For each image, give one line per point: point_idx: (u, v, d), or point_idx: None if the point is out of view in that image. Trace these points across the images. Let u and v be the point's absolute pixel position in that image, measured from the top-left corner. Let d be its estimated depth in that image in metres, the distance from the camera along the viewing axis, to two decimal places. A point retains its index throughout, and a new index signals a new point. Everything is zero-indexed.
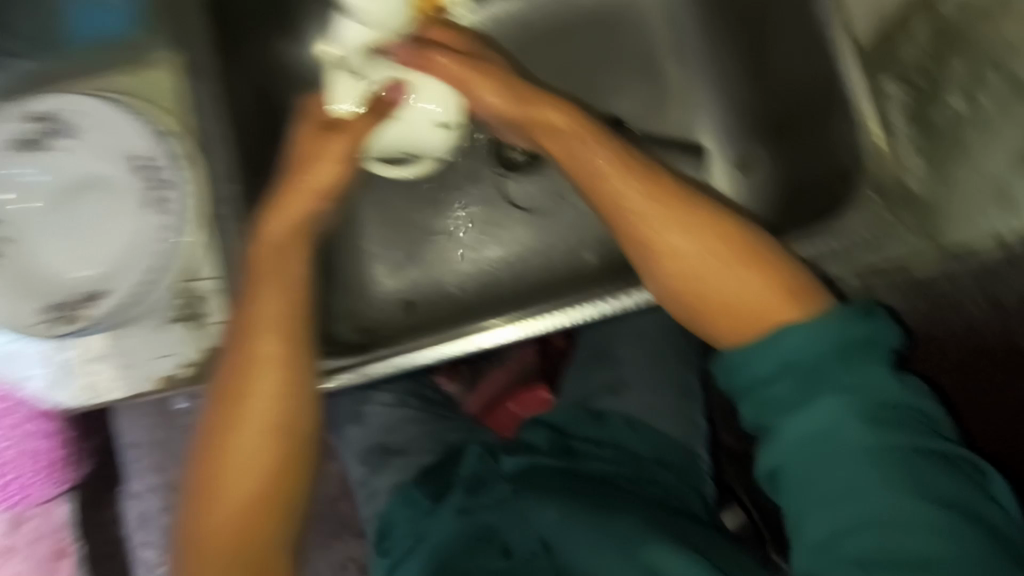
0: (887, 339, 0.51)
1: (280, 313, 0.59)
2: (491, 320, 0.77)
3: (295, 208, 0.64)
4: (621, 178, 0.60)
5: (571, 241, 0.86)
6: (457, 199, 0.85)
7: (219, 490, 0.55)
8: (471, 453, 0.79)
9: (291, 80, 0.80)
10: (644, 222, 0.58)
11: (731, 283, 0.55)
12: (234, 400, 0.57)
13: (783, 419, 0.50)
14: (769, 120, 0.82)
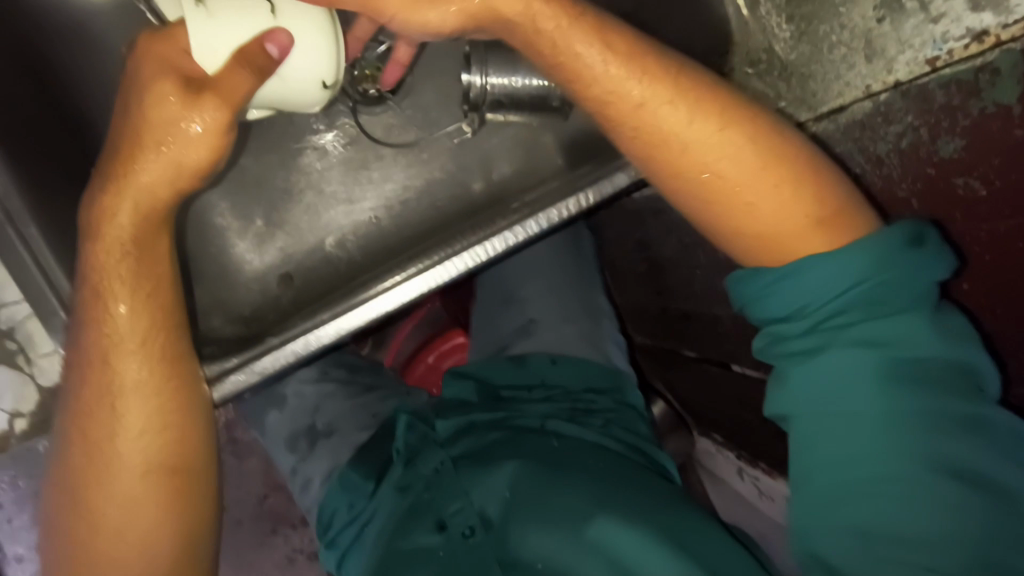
0: (932, 278, 0.43)
1: (137, 329, 0.48)
2: (392, 276, 0.61)
3: (116, 180, 0.46)
4: (587, 70, 0.48)
5: (454, 170, 0.74)
6: (311, 148, 0.71)
7: (92, 543, 0.47)
8: (403, 423, 0.68)
9: (40, 25, 0.60)
10: (662, 118, 0.47)
11: (758, 199, 0.46)
12: (90, 447, 0.47)
13: (796, 363, 0.44)
14: None
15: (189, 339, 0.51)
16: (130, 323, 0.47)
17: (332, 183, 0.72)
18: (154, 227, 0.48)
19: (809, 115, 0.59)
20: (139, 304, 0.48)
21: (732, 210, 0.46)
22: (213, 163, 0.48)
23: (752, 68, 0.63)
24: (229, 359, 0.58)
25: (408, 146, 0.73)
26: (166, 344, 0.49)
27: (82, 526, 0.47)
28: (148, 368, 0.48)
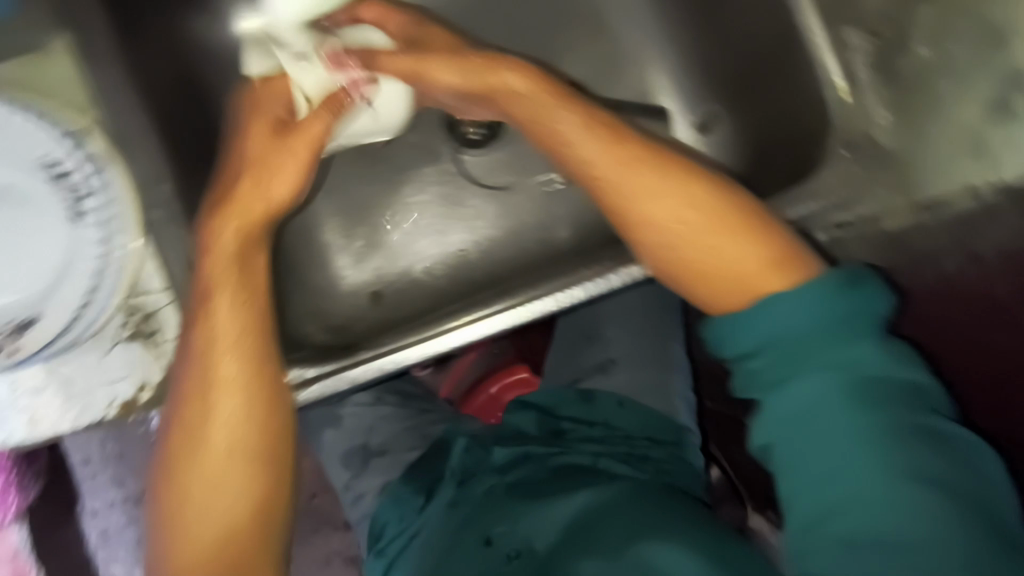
0: (878, 307, 0.41)
1: (227, 334, 0.48)
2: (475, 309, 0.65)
3: (248, 205, 0.51)
4: (589, 131, 0.51)
5: (542, 218, 0.78)
6: (414, 183, 0.78)
7: (180, 545, 0.46)
8: (460, 445, 0.75)
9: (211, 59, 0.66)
10: (598, 171, 0.50)
11: (701, 242, 0.46)
12: (188, 454, 0.47)
13: (767, 396, 0.41)
14: (728, 74, 0.72)
15: (280, 348, 0.51)
16: (230, 325, 0.48)
17: (428, 217, 0.78)
18: (255, 243, 0.52)
19: (905, 201, 0.57)
20: (228, 305, 0.49)
21: (674, 252, 0.47)
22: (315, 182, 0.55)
23: (848, 151, 0.59)
24: (312, 368, 0.62)
25: (499, 189, 0.78)
26: (259, 352, 0.49)
27: (179, 537, 0.46)
28: (244, 374, 0.48)
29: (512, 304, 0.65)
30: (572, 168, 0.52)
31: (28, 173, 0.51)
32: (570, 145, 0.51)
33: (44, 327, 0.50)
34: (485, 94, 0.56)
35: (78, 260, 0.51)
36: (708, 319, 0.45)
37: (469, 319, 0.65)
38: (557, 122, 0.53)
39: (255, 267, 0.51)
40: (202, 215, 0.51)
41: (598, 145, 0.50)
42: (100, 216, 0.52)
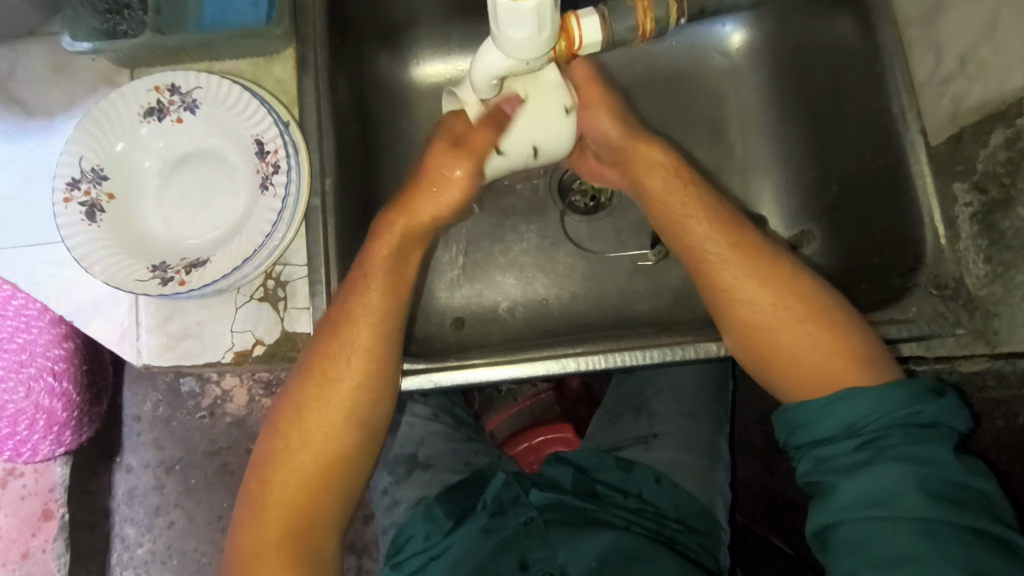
0: (954, 423, 0.50)
1: (374, 318, 0.58)
2: (567, 348, 0.65)
3: (415, 211, 0.62)
4: (711, 229, 0.63)
5: (627, 289, 0.84)
6: (521, 231, 0.85)
7: (283, 477, 0.56)
8: (498, 479, 0.78)
9: (388, 90, 0.77)
10: (716, 265, 0.61)
11: (792, 333, 0.58)
12: (309, 406, 0.57)
13: (842, 476, 0.49)
14: (826, 199, 0.78)
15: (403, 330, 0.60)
16: (377, 312, 0.58)
17: (524, 262, 0.85)
18: (408, 239, 0.61)
19: (985, 349, 0.60)
20: (382, 292, 0.59)
21: (767, 338, 0.58)
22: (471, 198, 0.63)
23: (938, 290, 0.62)
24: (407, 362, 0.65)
25: (592, 252, 0.85)
26: (389, 339, 0.59)
27: (280, 475, 0.56)
28: (374, 352, 0.58)
29: (603, 354, 0.64)
30: (689, 251, 0.63)
31: (237, 143, 0.59)
32: (692, 231, 0.63)
33: (204, 274, 0.56)
34: (626, 164, 0.68)
35: (251, 224, 0.58)
36: (794, 406, 0.55)
37: (574, 367, 0.63)
38: (681, 209, 0.64)
39: (406, 268, 0.61)
40: (377, 219, 0.62)
41: (712, 232, 0.62)
42: (279, 189, 0.58)
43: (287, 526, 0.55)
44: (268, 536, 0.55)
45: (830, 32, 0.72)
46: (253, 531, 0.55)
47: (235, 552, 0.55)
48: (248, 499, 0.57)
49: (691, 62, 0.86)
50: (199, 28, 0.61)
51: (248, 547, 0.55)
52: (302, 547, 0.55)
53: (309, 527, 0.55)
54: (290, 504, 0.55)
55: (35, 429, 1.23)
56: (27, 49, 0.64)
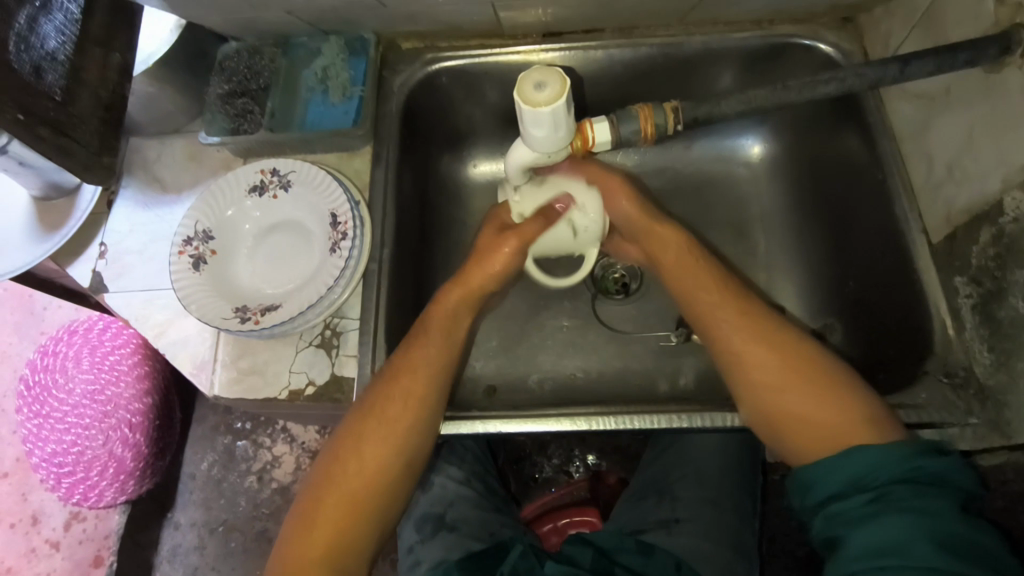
0: (960, 480, 0.52)
1: (428, 368, 0.66)
2: (578, 408, 0.75)
3: (484, 269, 0.73)
4: (721, 302, 0.66)
5: (650, 366, 0.89)
6: (554, 308, 0.93)
7: (328, 500, 0.61)
8: (515, 550, 0.80)
9: (447, 184, 0.92)
10: (723, 334, 0.65)
11: (801, 399, 0.60)
12: (367, 439, 0.63)
13: (852, 528, 0.52)
14: (845, 297, 0.82)
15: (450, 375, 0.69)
16: (430, 365, 0.66)
17: (555, 338, 0.92)
18: (467, 311, 0.72)
19: (1002, 441, 0.62)
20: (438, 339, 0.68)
21: (778, 391, 0.61)
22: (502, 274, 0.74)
23: (947, 378, 0.66)
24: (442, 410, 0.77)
25: (621, 332, 0.91)
26: (437, 392, 0.67)
27: (333, 496, 0.62)
28: (426, 392, 0.66)
29: (607, 411, 0.75)
30: (700, 320, 0.68)
31: (314, 216, 0.72)
32: (698, 293, 0.68)
33: (275, 315, 0.67)
34: (643, 239, 0.75)
35: (317, 280, 0.69)
36: (805, 468, 0.58)
37: (602, 426, 0.74)
38: (704, 286, 0.68)
39: (457, 331, 0.70)
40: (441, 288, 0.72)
41: (724, 302, 0.66)
42: (343, 252, 0.69)
43: (330, 546, 0.60)
44: (310, 552, 0.59)
45: (836, 148, 0.82)
46: (300, 547, 0.60)
47: (279, 561, 0.60)
48: (298, 518, 0.61)
49: (704, 170, 0.96)
50: (301, 128, 0.78)
51: (290, 558, 0.59)
52: (343, 565, 0.60)
53: (349, 549, 0.60)
54: (332, 528, 0.60)
55: (106, 476, 1.44)
56: (173, 143, 0.83)
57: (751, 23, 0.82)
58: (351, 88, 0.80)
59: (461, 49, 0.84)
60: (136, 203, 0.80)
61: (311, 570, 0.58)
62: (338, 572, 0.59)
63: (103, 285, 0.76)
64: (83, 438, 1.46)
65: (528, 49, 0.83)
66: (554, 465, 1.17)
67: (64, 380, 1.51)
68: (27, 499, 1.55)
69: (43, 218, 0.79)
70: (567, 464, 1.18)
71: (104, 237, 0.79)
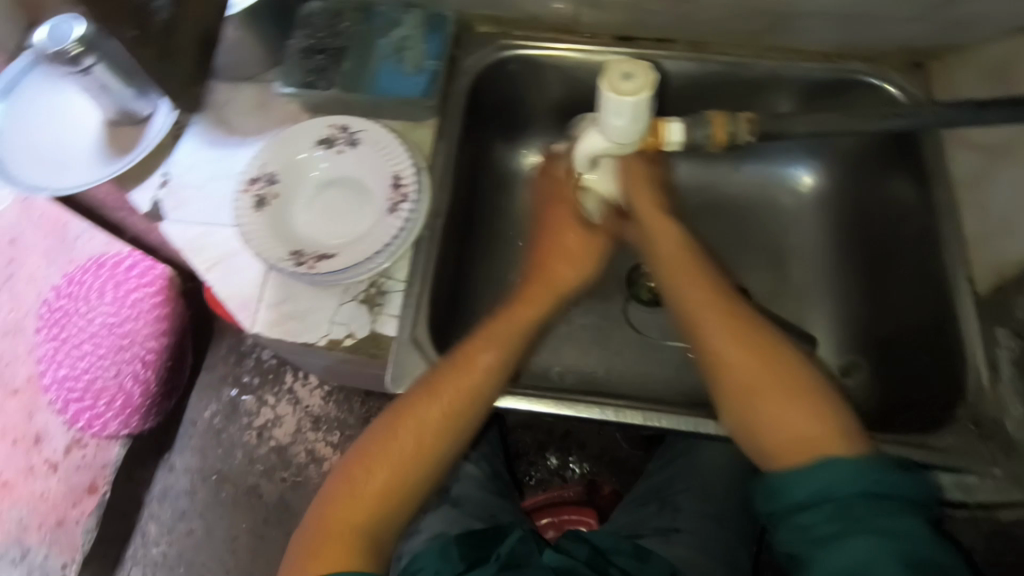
0: (918, 495, 0.52)
1: (499, 359, 0.67)
2: (605, 399, 0.77)
3: (564, 271, 0.76)
4: (701, 300, 0.65)
5: (670, 376, 0.90)
6: (584, 305, 0.95)
7: (375, 465, 0.62)
8: (514, 536, 0.82)
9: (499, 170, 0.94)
10: (702, 334, 0.63)
11: (783, 406, 0.58)
12: (424, 414, 0.64)
13: (819, 547, 0.50)
14: (877, 336, 0.84)
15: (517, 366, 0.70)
16: (504, 357, 0.68)
17: (581, 335, 0.93)
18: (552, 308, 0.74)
19: (1019, 497, 0.63)
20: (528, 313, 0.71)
21: (752, 393, 0.60)
22: (580, 271, 0.77)
23: (974, 426, 0.67)
24: None
25: (647, 339, 0.92)
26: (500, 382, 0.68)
27: (381, 462, 0.62)
28: (488, 381, 0.66)
29: (632, 410, 0.76)
30: (682, 316, 0.66)
31: (376, 176, 0.73)
32: (688, 300, 0.65)
33: (330, 264, 0.69)
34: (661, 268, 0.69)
35: (371, 237, 0.70)
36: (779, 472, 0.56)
37: (620, 416, 0.75)
38: (685, 275, 0.67)
39: (533, 328, 0.71)
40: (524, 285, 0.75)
41: (705, 300, 0.65)
42: (400, 214, 0.70)
43: (371, 512, 0.61)
44: (351, 512, 0.60)
45: (888, 192, 0.84)
46: (342, 504, 0.60)
47: (319, 512, 0.61)
48: (345, 475, 0.62)
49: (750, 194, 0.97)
50: (371, 95, 0.79)
51: (331, 512, 0.60)
52: (378, 533, 0.60)
53: (385, 517, 0.61)
54: (375, 494, 0.61)
55: (112, 407, 1.47)
56: (243, 89, 0.84)
57: (819, 55, 0.83)
58: (425, 61, 0.81)
59: (535, 39, 0.86)
60: (202, 140, 0.82)
61: (346, 529, 0.59)
62: (370, 537, 0.59)
63: (162, 214, 0.78)
64: (94, 367, 1.51)
65: (600, 49, 0.85)
66: (553, 465, 1.19)
67: (86, 309, 1.56)
68: (32, 418, 1.50)
69: (112, 140, 0.81)
70: (562, 469, 1.19)
71: (166, 168, 0.81)
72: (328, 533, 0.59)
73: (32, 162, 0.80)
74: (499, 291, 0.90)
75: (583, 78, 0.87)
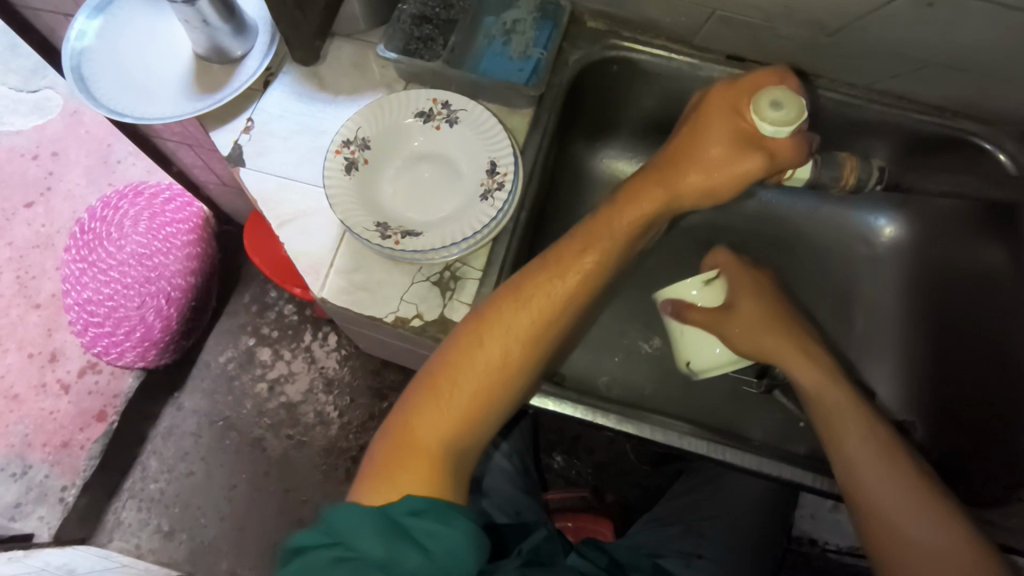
0: None
1: (621, 235, 0.64)
2: (666, 419, 0.74)
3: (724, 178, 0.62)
4: (862, 439, 0.62)
5: (717, 406, 0.89)
6: (642, 320, 0.93)
7: (455, 381, 0.57)
8: (538, 534, 0.82)
9: (578, 170, 0.92)
10: (863, 482, 0.60)
11: (930, 550, 0.55)
12: (515, 312, 0.59)
13: None
14: (937, 401, 0.84)
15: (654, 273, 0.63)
16: (647, 214, 0.64)
17: (633, 348, 0.91)
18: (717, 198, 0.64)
19: None
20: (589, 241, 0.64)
21: (903, 554, 0.56)
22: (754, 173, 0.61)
23: None
24: None
25: None
26: (628, 244, 0.65)
27: (458, 375, 0.57)
28: (621, 239, 0.64)
29: (691, 436, 0.73)
30: (844, 466, 0.62)
31: (471, 158, 0.71)
32: (824, 399, 0.65)
33: (414, 242, 0.67)
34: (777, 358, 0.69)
35: (458, 220, 0.69)
36: None
37: (676, 442, 0.73)
38: (855, 414, 0.63)
39: (664, 215, 0.66)
40: (631, 184, 0.66)
41: (874, 447, 0.61)
42: (491, 200, 0.68)
43: (445, 432, 0.56)
44: (421, 432, 0.55)
45: (974, 260, 0.82)
46: (414, 418, 0.56)
47: (387, 435, 0.56)
48: (420, 384, 0.58)
49: (826, 234, 0.95)
50: (473, 72, 0.79)
51: (401, 429, 0.56)
52: (446, 457, 0.55)
53: (460, 429, 0.56)
54: (450, 413, 0.56)
55: (132, 338, 1.42)
56: (340, 46, 0.82)
57: (933, 107, 0.80)
58: (533, 49, 0.80)
59: (644, 44, 0.83)
60: (292, 92, 0.80)
61: (419, 452, 0.54)
62: (441, 456, 0.54)
63: (241, 159, 0.76)
64: (120, 295, 1.44)
65: (709, 66, 0.82)
66: (561, 464, 1.20)
67: (118, 236, 1.48)
68: (52, 335, 1.50)
69: (199, 79, 0.80)
70: (568, 472, 1.20)
71: (253, 113, 0.79)
72: (394, 455, 0.54)
73: (116, 87, 0.79)
74: None
75: (685, 91, 0.85)
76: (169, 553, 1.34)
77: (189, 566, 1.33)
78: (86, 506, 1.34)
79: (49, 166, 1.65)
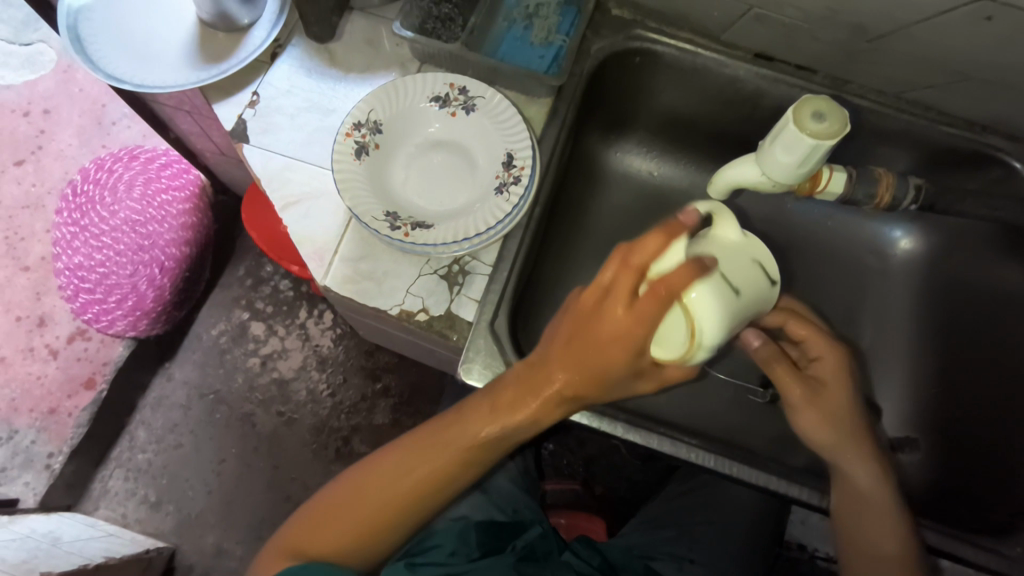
0: None
1: (580, 371, 0.51)
2: (679, 434, 0.69)
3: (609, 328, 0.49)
4: (864, 482, 0.62)
5: None
6: None
7: (385, 480, 0.57)
8: (532, 531, 0.81)
9: (592, 163, 0.89)
10: (851, 521, 0.63)
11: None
12: (470, 424, 0.56)
13: None
14: (941, 420, 0.83)
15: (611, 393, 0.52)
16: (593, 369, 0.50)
17: None
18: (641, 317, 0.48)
19: None
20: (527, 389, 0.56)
21: None
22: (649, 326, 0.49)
23: None
24: None
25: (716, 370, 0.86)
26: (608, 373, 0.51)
27: (397, 472, 0.57)
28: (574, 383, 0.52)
29: (706, 452, 0.68)
30: (837, 502, 0.64)
31: (487, 149, 0.69)
32: (826, 436, 0.63)
33: (425, 234, 0.64)
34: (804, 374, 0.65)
35: (470, 214, 0.66)
36: None
37: (685, 455, 0.67)
38: (855, 453, 0.63)
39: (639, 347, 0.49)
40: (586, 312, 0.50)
41: (874, 490, 0.62)
42: (506, 194, 0.66)
43: (362, 521, 0.57)
44: (340, 513, 0.57)
45: (989, 280, 0.81)
46: (334, 506, 0.57)
47: (318, 501, 0.59)
48: (364, 469, 0.59)
49: (843, 241, 0.92)
50: (491, 56, 0.76)
51: (328, 504, 0.58)
52: (362, 543, 0.57)
53: (378, 526, 0.57)
54: (372, 506, 0.56)
55: (122, 306, 1.37)
56: (354, 19, 0.78)
57: (962, 121, 0.78)
58: (554, 35, 0.77)
59: (670, 36, 0.80)
60: (300, 66, 0.76)
61: (331, 529, 0.57)
62: (359, 539, 0.56)
63: (245, 135, 0.73)
64: (111, 262, 1.39)
65: (736, 63, 0.79)
66: (551, 452, 1.19)
67: (111, 201, 1.43)
68: (40, 299, 1.45)
69: (204, 47, 0.76)
70: (561, 464, 1.19)
71: (259, 86, 0.75)
72: (313, 522, 0.58)
73: (117, 50, 0.75)
74: (562, 288, 0.85)
75: (708, 88, 0.82)
76: (154, 524, 1.33)
77: (174, 539, 1.32)
78: (72, 472, 1.32)
79: (40, 123, 1.59)
